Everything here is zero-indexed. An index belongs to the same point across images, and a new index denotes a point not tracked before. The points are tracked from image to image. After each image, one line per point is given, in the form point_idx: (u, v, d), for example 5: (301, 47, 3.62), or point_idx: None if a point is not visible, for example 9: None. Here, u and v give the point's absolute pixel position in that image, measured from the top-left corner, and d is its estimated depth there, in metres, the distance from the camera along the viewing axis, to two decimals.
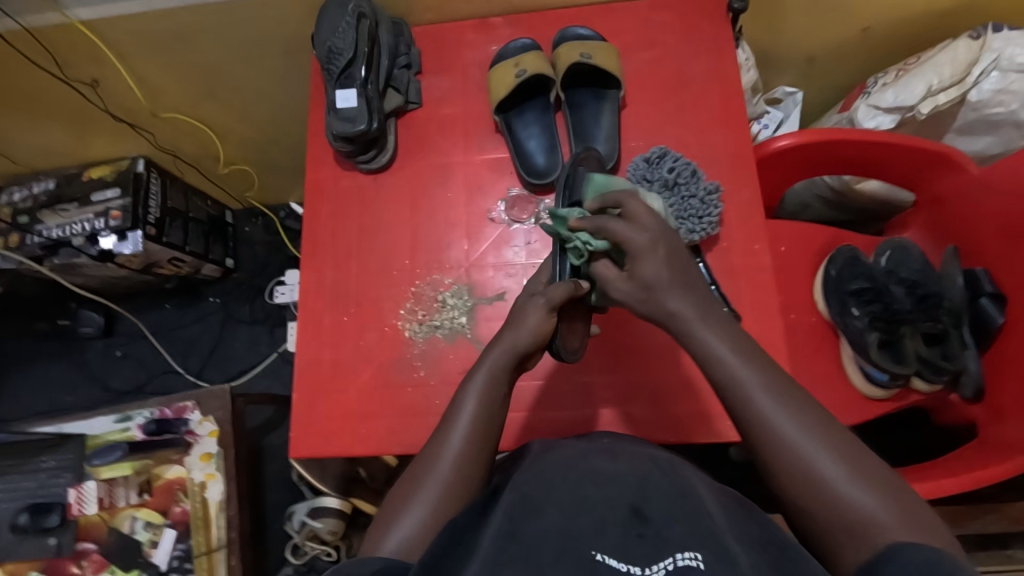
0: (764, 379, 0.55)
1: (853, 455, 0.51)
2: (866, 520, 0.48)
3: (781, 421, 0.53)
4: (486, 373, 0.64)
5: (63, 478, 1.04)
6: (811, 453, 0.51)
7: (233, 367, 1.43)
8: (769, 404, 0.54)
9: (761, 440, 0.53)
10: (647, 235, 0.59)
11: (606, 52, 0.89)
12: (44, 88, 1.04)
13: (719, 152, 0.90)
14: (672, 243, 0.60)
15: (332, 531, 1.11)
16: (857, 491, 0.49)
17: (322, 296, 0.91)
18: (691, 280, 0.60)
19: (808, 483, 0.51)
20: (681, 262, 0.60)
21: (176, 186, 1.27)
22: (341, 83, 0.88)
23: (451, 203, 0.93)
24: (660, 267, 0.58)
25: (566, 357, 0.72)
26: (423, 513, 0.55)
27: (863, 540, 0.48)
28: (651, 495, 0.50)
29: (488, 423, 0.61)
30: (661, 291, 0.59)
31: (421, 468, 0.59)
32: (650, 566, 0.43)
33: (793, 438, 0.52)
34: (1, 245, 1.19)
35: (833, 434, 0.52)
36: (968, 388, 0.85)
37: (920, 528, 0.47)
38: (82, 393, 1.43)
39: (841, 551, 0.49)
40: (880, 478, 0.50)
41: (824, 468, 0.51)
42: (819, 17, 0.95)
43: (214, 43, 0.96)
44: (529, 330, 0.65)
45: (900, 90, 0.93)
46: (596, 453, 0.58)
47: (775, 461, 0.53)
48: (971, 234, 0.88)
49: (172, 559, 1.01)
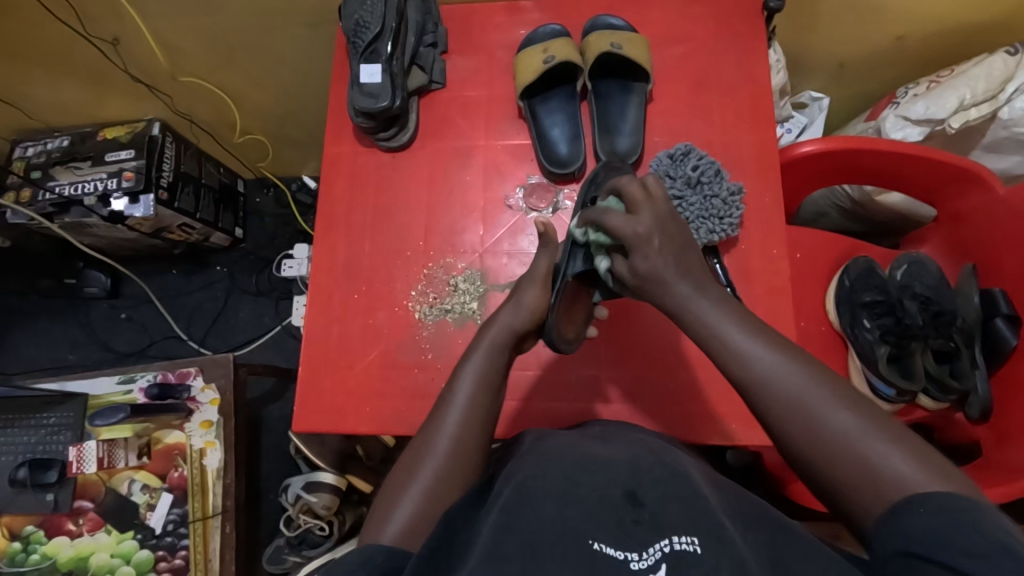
0: (767, 348, 0.54)
1: (868, 407, 0.49)
2: (878, 467, 0.46)
3: (785, 376, 0.52)
4: (483, 355, 0.65)
5: (63, 436, 1.04)
6: (821, 405, 0.50)
7: (236, 337, 1.43)
8: (770, 364, 0.53)
9: (762, 400, 0.52)
10: (644, 224, 0.61)
11: (637, 44, 0.88)
12: (65, 43, 1.03)
13: (743, 153, 0.89)
14: (670, 231, 0.61)
15: (326, 506, 1.09)
16: (871, 441, 0.47)
17: (334, 271, 0.91)
18: (684, 264, 0.61)
19: (813, 431, 0.49)
20: (682, 245, 0.61)
21: (190, 152, 1.26)
22: (366, 57, 0.86)
23: (468, 187, 0.92)
24: (656, 257, 0.60)
25: (558, 342, 0.70)
26: (419, 499, 0.55)
27: (876, 491, 0.45)
28: (645, 478, 0.50)
29: (485, 404, 0.62)
30: (664, 276, 0.60)
31: (418, 447, 0.59)
32: (646, 548, 0.44)
33: (798, 393, 0.51)
34: (12, 200, 1.17)
35: (842, 388, 0.51)
36: (975, 408, 0.83)
37: (942, 476, 0.44)
38: (85, 353, 1.43)
39: (858, 502, 0.46)
40: (895, 430, 0.48)
41: (830, 416, 0.49)
42: (855, 21, 0.94)
43: (239, 9, 0.95)
44: (528, 308, 0.68)
45: (931, 102, 0.91)
46: (591, 440, 0.59)
47: (776, 419, 0.51)
48: (991, 253, 0.87)
49: (168, 523, 1.01)
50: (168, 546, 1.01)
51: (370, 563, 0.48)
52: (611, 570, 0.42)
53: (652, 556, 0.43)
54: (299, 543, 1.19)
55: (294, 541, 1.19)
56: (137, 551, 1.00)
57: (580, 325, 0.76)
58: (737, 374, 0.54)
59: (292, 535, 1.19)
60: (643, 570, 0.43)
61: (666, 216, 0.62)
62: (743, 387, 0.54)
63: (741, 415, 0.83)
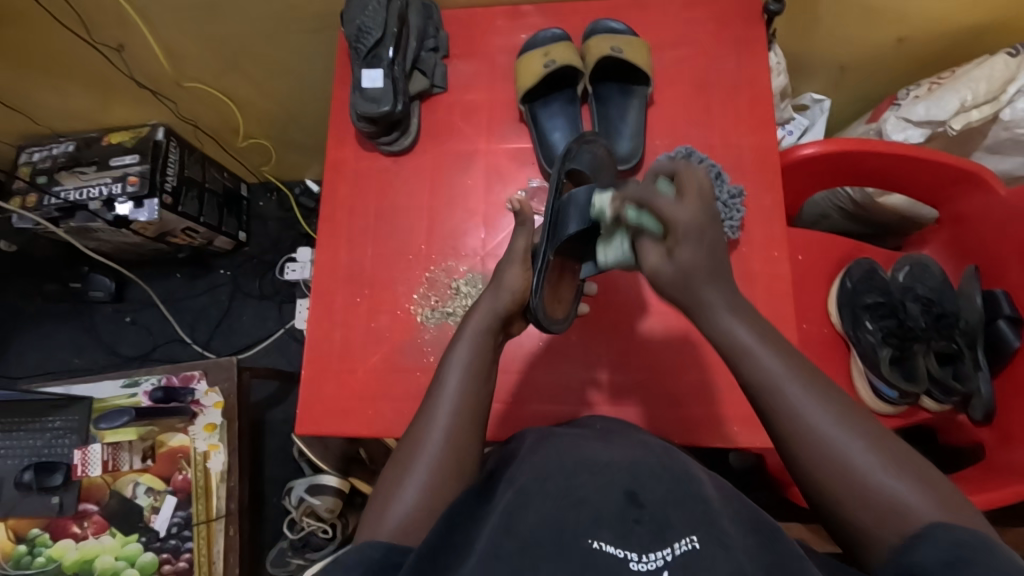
0: (788, 366, 0.51)
1: (881, 434, 0.49)
2: (891, 499, 0.46)
3: (802, 401, 0.50)
4: (470, 342, 0.64)
5: (68, 439, 1.04)
6: (841, 438, 0.48)
7: (240, 340, 1.44)
8: (790, 386, 0.50)
9: (783, 426, 0.50)
10: (695, 214, 0.52)
11: (637, 47, 0.88)
12: (71, 50, 1.04)
13: (743, 155, 0.90)
14: (716, 227, 0.53)
15: (330, 509, 1.11)
16: (889, 478, 0.46)
17: (337, 275, 0.91)
18: (717, 266, 0.53)
19: (836, 463, 0.48)
20: (721, 246, 0.53)
21: (194, 157, 1.27)
22: (368, 62, 0.87)
23: (470, 190, 0.92)
24: (701, 251, 0.52)
25: (546, 324, 0.67)
26: (419, 490, 0.55)
27: (893, 522, 0.45)
28: (646, 480, 0.49)
29: (477, 394, 0.61)
30: (698, 275, 0.52)
31: (413, 443, 0.59)
32: (649, 553, 0.43)
33: (820, 424, 0.49)
34: (17, 205, 1.18)
35: (856, 413, 0.50)
36: (978, 412, 0.83)
37: (952, 507, 0.45)
38: (90, 356, 1.44)
39: (870, 534, 0.46)
40: (913, 461, 0.48)
41: (850, 449, 0.48)
42: (855, 23, 0.94)
43: (243, 15, 0.95)
44: (510, 289, 0.66)
45: (932, 103, 0.91)
46: (594, 441, 0.59)
47: (803, 453, 0.49)
48: (994, 255, 0.87)
49: (172, 526, 1.02)
50: (172, 549, 1.01)
51: (366, 560, 0.48)
52: (610, 567, 0.43)
53: (654, 561, 0.43)
54: (302, 545, 1.18)
55: (297, 543, 1.19)
56: (141, 554, 1.01)
57: (569, 297, 0.75)
58: (756, 390, 0.52)
59: (295, 538, 1.20)
60: (644, 572, 0.43)
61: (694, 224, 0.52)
62: (763, 407, 0.52)
63: (742, 417, 0.83)
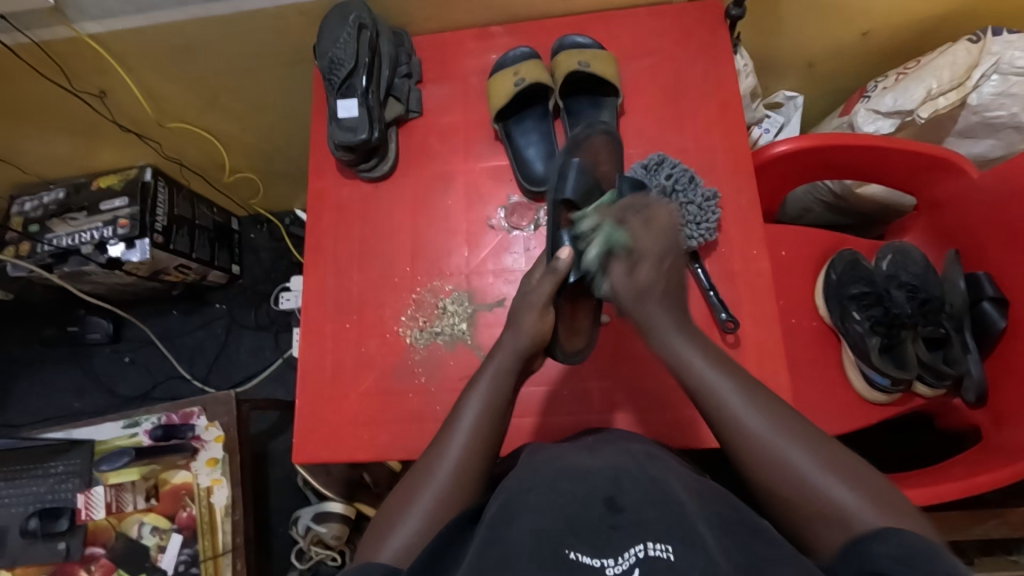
0: (729, 380, 0.60)
1: (822, 444, 0.55)
2: (837, 505, 0.51)
3: (745, 413, 0.58)
4: (490, 379, 0.66)
5: (71, 483, 1.05)
6: (783, 447, 0.55)
7: (239, 373, 1.45)
8: (730, 394, 0.59)
9: (733, 438, 0.57)
10: (657, 247, 0.68)
11: (604, 60, 0.90)
12: (54, 100, 1.06)
13: (717, 158, 0.91)
14: (668, 263, 0.69)
15: (337, 535, 1.12)
16: (826, 477, 0.52)
17: (326, 303, 0.92)
18: (670, 298, 0.69)
19: (780, 468, 0.54)
20: (671, 278, 0.70)
21: (183, 195, 1.28)
22: (343, 92, 0.90)
23: (451, 211, 0.94)
24: (652, 278, 0.68)
25: (563, 357, 0.76)
26: (419, 521, 0.55)
27: (840, 525, 0.50)
28: (626, 487, 0.50)
29: (490, 430, 0.62)
30: (648, 298, 0.68)
31: (422, 471, 0.60)
32: (621, 555, 0.44)
33: (760, 433, 0.56)
34: (11, 254, 1.19)
35: (801, 428, 0.56)
36: (970, 393, 0.84)
37: (895, 514, 0.50)
38: (91, 399, 1.45)
39: (819, 539, 0.51)
40: (848, 465, 0.54)
41: (794, 457, 0.54)
42: (818, 21, 0.96)
43: (219, 54, 0.97)
44: (527, 334, 0.69)
45: (898, 94, 0.93)
46: (579, 453, 0.59)
47: (750, 459, 0.56)
48: (971, 238, 0.88)
49: (179, 564, 1.01)
50: None
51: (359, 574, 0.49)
52: None
53: (627, 561, 0.43)
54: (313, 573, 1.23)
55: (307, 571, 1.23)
56: None
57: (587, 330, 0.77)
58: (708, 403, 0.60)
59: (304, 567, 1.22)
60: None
61: (659, 251, 0.69)
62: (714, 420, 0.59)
63: None
